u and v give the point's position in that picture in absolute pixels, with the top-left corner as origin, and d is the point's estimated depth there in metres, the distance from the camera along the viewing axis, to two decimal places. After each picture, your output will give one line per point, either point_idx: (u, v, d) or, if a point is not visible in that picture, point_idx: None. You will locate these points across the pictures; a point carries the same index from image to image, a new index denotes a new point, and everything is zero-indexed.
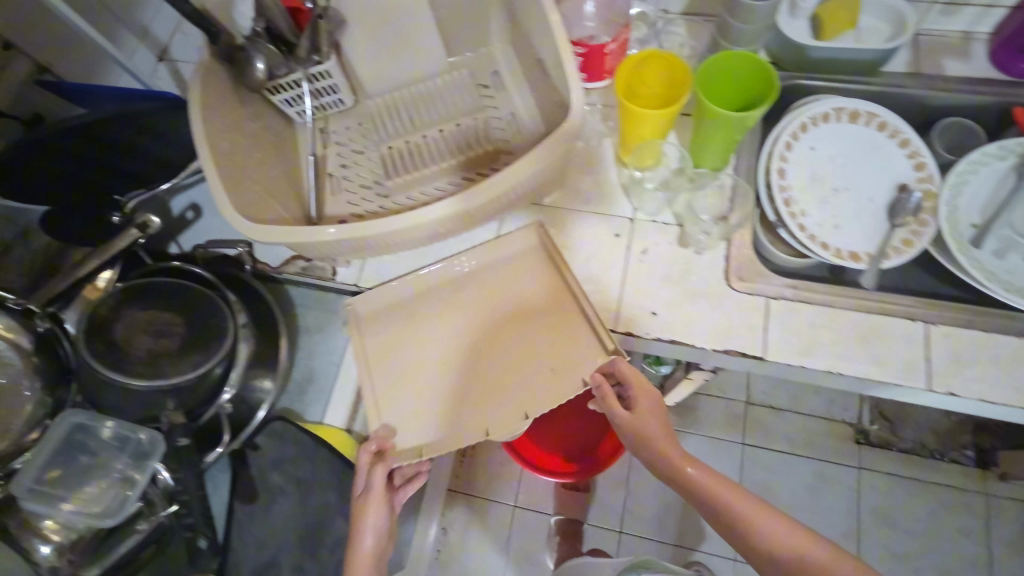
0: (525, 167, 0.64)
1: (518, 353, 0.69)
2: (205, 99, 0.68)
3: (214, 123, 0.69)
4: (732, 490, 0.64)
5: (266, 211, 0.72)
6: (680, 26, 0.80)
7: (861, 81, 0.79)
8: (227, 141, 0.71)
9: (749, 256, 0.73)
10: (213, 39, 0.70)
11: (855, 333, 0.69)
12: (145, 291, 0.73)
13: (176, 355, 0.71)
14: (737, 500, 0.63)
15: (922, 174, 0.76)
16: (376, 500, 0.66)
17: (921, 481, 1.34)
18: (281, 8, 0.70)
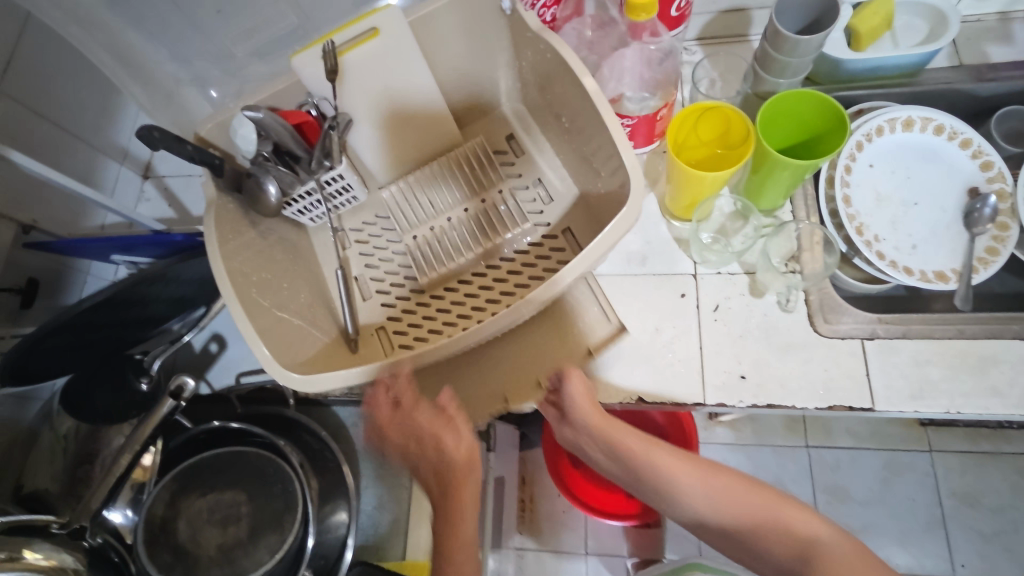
0: (595, 250, 0.56)
1: (537, 340, 0.67)
2: (222, 240, 0.62)
3: (237, 267, 0.62)
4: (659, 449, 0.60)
5: (307, 345, 0.65)
6: (705, 59, 0.75)
7: (903, 83, 0.74)
8: (255, 280, 0.64)
9: (829, 292, 0.68)
10: (218, 173, 0.63)
11: (967, 364, 0.64)
12: (198, 472, 0.68)
13: (249, 543, 0.65)
14: (719, 487, 0.57)
15: (992, 173, 0.71)
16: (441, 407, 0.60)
17: (1005, 454, 1.24)
18: (286, 128, 0.63)
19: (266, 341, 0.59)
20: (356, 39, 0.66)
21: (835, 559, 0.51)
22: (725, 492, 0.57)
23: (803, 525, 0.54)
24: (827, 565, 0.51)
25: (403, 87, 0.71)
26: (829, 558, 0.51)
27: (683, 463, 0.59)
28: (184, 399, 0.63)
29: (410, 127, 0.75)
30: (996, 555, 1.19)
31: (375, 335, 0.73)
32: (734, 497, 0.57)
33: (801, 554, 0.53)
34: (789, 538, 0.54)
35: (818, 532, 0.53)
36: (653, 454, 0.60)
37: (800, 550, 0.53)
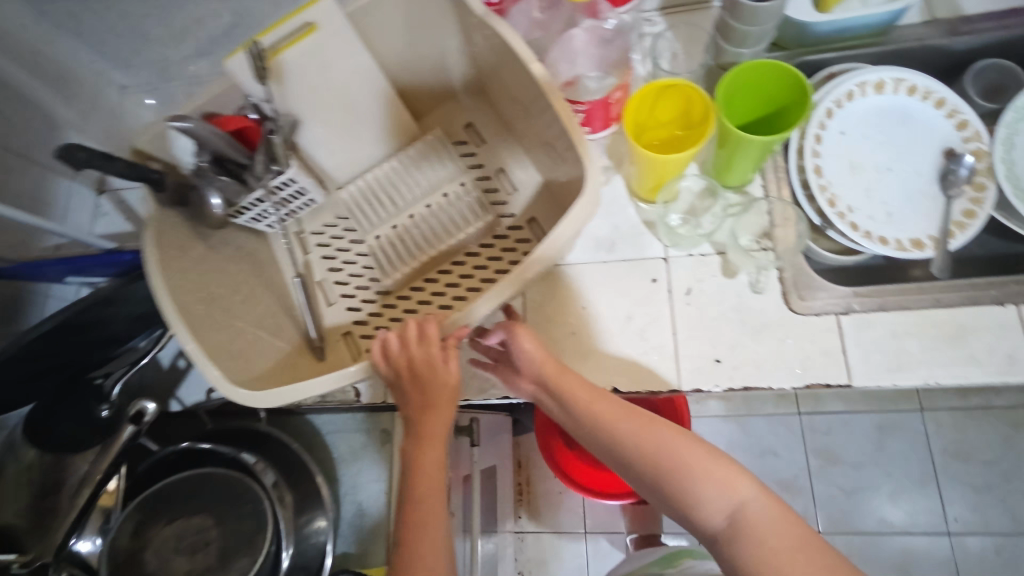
0: (554, 240, 0.55)
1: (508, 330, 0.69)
2: (164, 258, 0.59)
3: (183, 288, 0.60)
4: (604, 399, 0.56)
5: (265, 357, 0.64)
6: (667, 30, 0.71)
7: (872, 43, 0.71)
8: (203, 298, 0.62)
9: (801, 268, 0.66)
10: (159, 187, 0.63)
11: (945, 333, 0.62)
12: (165, 499, 0.66)
13: (219, 568, 0.64)
14: (656, 438, 0.53)
15: (968, 133, 0.69)
16: (430, 349, 0.54)
17: (998, 408, 1.23)
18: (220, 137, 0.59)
19: (219, 360, 0.59)
20: (292, 36, 0.63)
21: (757, 521, 0.48)
22: (658, 442, 0.53)
23: (731, 478, 0.50)
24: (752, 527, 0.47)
25: (351, 80, 0.68)
26: (757, 524, 0.48)
27: (621, 408, 0.56)
28: (145, 424, 0.64)
29: (363, 121, 0.72)
30: (989, 508, 1.19)
31: (342, 341, 0.70)
32: (665, 446, 0.53)
33: (724, 510, 0.49)
34: (719, 499, 0.49)
35: (743, 491, 0.49)
36: (595, 406, 0.56)
37: (727, 515, 0.49)
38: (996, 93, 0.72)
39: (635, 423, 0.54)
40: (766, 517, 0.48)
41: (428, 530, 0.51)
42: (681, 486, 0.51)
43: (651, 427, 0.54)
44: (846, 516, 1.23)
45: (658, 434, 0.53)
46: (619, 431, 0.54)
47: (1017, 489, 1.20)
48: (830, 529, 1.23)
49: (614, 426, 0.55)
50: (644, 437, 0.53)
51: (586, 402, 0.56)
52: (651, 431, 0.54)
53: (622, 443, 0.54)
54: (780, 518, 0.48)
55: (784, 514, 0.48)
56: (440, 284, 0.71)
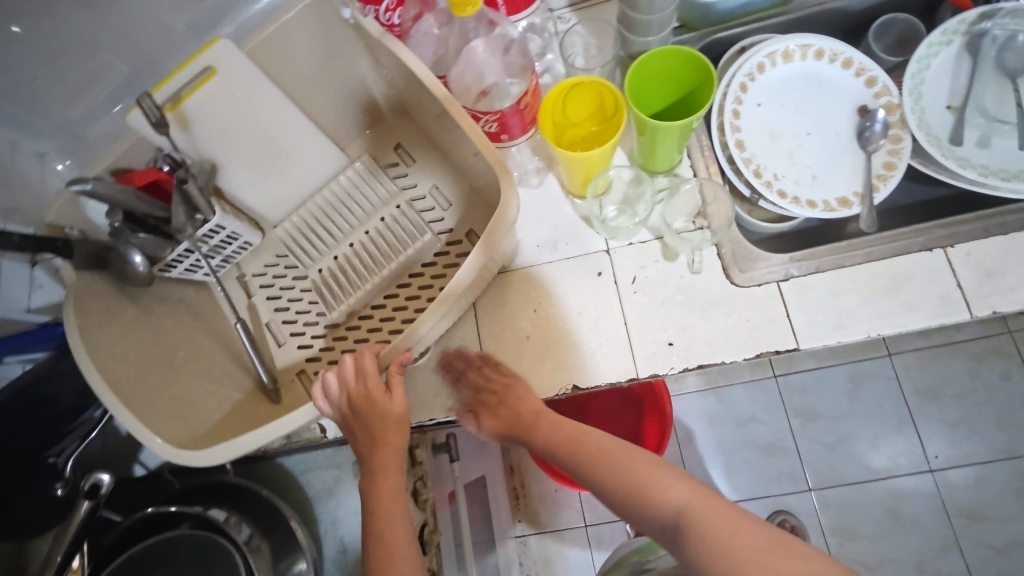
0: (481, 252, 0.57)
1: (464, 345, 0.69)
2: (87, 331, 0.59)
3: (108, 351, 0.60)
4: (557, 422, 0.58)
5: (203, 407, 0.63)
6: (578, 25, 0.72)
7: (775, 14, 0.73)
8: (132, 360, 0.61)
9: (737, 242, 0.67)
10: (67, 254, 0.59)
11: (880, 285, 0.64)
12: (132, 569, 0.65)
13: None
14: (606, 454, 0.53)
15: (878, 89, 0.71)
16: (370, 382, 0.57)
17: (958, 342, 1.27)
18: (132, 194, 0.59)
19: (154, 422, 0.58)
20: (195, 81, 0.64)
21: (698, 518, 0.45)
22: (609, 455, 0.53)
23: (680, 482, 0.49)
24: (696, 527, 0.45)
25: (265, 121, 0.68)
26: (699, 521, 0.45)
27: (581, 430, 0.57)
28: (102, 496, 0.64)
29: (287, 160, 0.72)
30: (964, 440, 1.23)
31: (296, 380, 0.70)
32: (615, 461, 0.52)
33: (670, 513, 0.47)
34: (663, 503, 0.48)
35: (684, 492, 0.48)
36: (550, 429, 0.58)
37: (673, 517, 0.47)
38: (900, 46, 0.74)
39: (583, 440, 0.56)
40: (706, 514, 0.46)
41: (390, 553, 0.55)
42: (631, 492, 0.50)
43: (602, 441, 0.55)
44: (831, 469, 1.26)
45: (606, 446, 0.54)
46: (570, 452, 0.56)
47: (986, 418, 1.24)
48: (817, 484, 1.26)
49: (568, 442, 0.56)
50: (596, 453, 0.54)
51: (542, 427, 0.59)
52: (599, 446, 0.55)
53: (579, 458, 0.55)
54: (723, 515, 0.45)
55: (724, 511, 0.45)
56: (387, 308, 0.71)
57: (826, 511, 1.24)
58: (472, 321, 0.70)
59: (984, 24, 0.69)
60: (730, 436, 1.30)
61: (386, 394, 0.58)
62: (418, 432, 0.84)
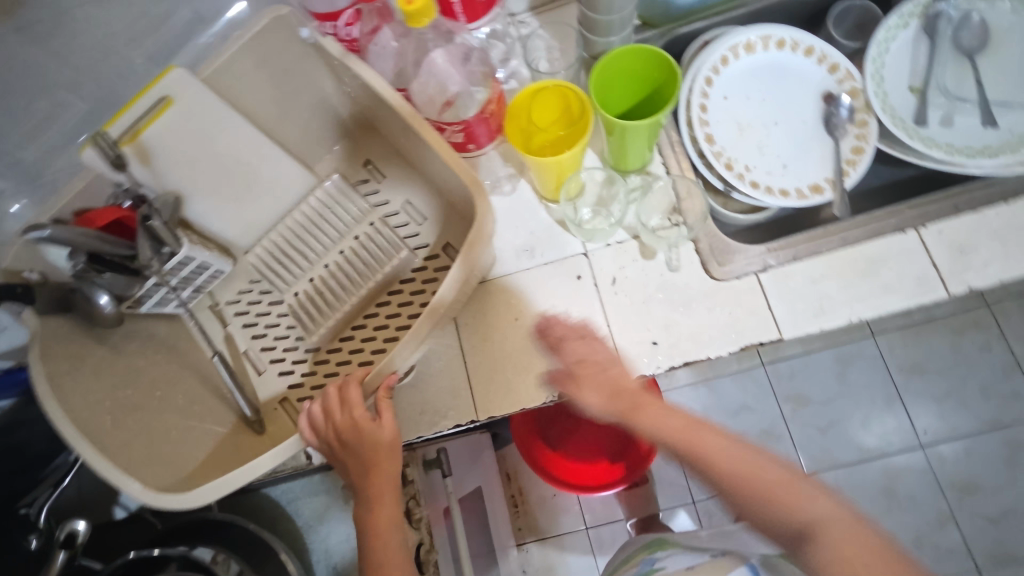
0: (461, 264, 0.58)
1: (448, 359, 0.68)
2: (56, 378, 0.57)
3: (80, 397, 0.58)
4: (673, 418, 0.53)
5: (184, 446, 0.61)
6: (540, 29, 0.72)
7: (733, 6, 0.74)
8: (107, 406, 0.59)
9: (714, 236, 0.67)
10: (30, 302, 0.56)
11: (858, 269, 0.64)
12: None
13: None
14: (727, 466, 0.49)
15: (841, 74, 0.71)
16: (357, 413, 0.56)
17: (939, 317, 1.29)
18: (95, 236, 0.55)
19: (128, 469, 0.57)
20: (150, 113, 0.61)
21: (833, 538, 0.45)
22: (729, 467, 0.49)
23: (812, 501, 0.47)
24: (830, 552, 0.44)
25: (229, 146, 0.66)
26: (833, 543, 0.45)
27: (689, 429, 0.52)
28: (78, 545, 0.63)
29: (254, 184, 0.70)
30: (952, 413, 1.25)
31: (279, 408, 0.68)
32: (746, 476, 0.49)
33: (800, 532, 0.46)
34: (795, 522, 0.47)
35: (816, 508, 0.47)
36: (667, 426, 0.52)
37: (806, 533, 0.46)
38: (859, 31, 0.75)
39: (695, 441, 0.51)
40: (845, 541, 0.45)
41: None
42: (763, 507, 0.48)
43: (721, 447, 0.51)
44: (825, 453, 1.26)
45: (728, 451, 0.50)
46: (690, 451, 0.51)
47: (971, 390, 1.26)
48: (814, 468, 1.26)
49: (691, 442, 0.51)
50: (716, 460, 0.50)
51: (662, 423, 0.53)
52: (719, 452, 0.50)
53: (699, 459, 0.50)
54: (856, 539, 0.45)
55: (857, 536, 0.45)
56: (369, 327, 0.70)
57: None
58: (454, 334, 0.69)
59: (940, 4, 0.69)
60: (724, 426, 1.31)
61: (375, 423, 0.56)
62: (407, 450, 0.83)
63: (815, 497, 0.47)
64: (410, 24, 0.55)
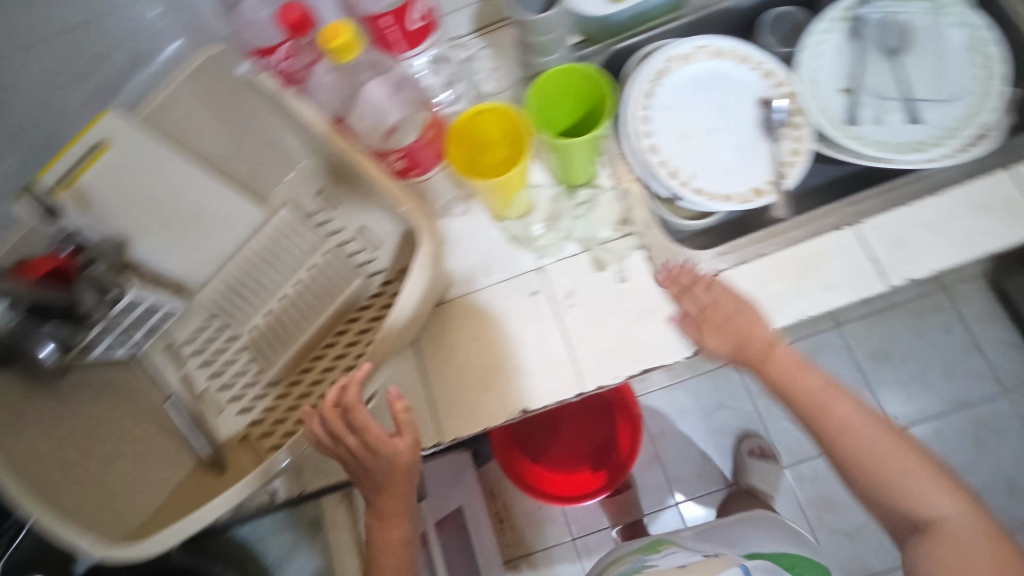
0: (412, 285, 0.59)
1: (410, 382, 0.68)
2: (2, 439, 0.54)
3: (29, 456, 0.55)
4: (818, 377, 0.62)
5: (149, 496, 0.61)
6: (484, 51, 0.73)
7: (667, 21, 0.76)
8: (57, 462, 0.57)
9: (663, 244, 0.68)
10: None
11: (801, 268, 0.66)
12: None
13: None
14: (857, 432, 0.61)
15: (775, 80, 0.73)
16: (369, 433, 0.56)
17: (900, 303, 1.33)
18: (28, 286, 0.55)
19: (86, 527, 0.55)
20: (85, 160, 0.60)
21: (953, 528, 0.57)
22: (857, 434, 0.61)
23: (897, 471, 0.59)
24: (944, 540, 0.57)
25: (171, 183, 0.65)
26: (954, 535, 0.57)
27: (830, 392, 0.62)
28: None
29: (201, 219, 0.69)
30: (918, 396, 1.28)
31: (240, 447, 0.67)
32: (852, 441, 0.60)
33: (941, 508, 0.58)
34: (926, 506, 0.58)
35: (952, 505, 0.58)
36: (812, 390, 0.62)
37: (938, 513, 0.58)
38: (790, 37, 0.77)
39: (839, 406, 0.61)
40: (963, 529, 0.57)
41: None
42: (885, 487, 0.60)
43: (858, 420, 0.61)
44: (801, 444, 1.29)
45: (852, 421, 0.61)
46: (816, 414, 0.61)
47: (935, 372, 1.29)
48: (791, 460, 1.29)
49: (825, 413, 0.61)
50: (848, 427, 0.61)
51: (805, 384, 0.62)
52: (844, 416, 0.61)
53: (839, 425, 0.61)
54: (978, 526, 0.57)
55: (979, 532, 0.57)
56: (329, 357, 0.69)
57: (803, 486, 1.27)
58: (414, 357, 0.69)
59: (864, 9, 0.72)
60: (701, 425, 1.33)
61: (387, 441, 0.56)
62: None
63: (907, 463, 0.60)
64: (342, 61, 0.54)
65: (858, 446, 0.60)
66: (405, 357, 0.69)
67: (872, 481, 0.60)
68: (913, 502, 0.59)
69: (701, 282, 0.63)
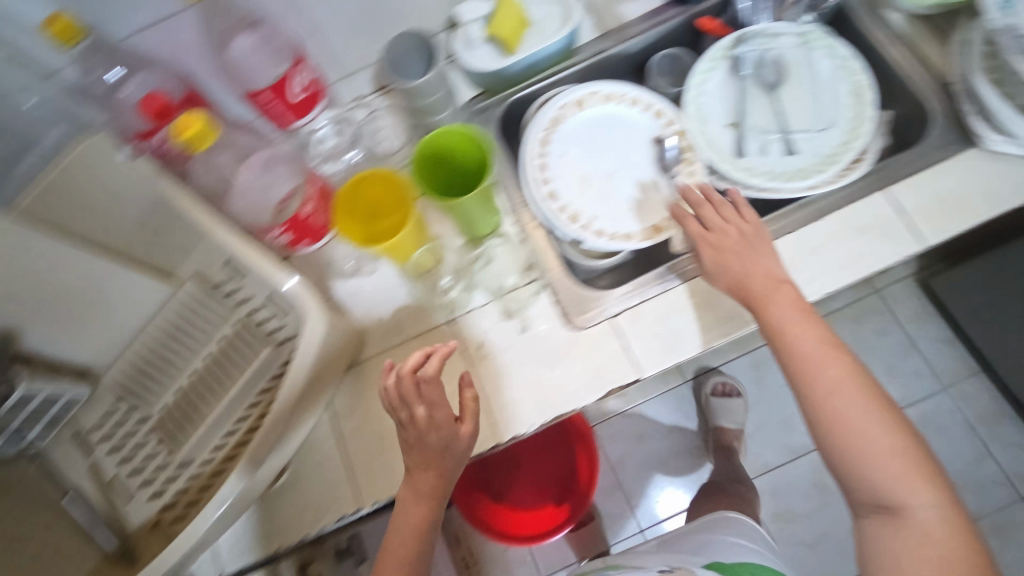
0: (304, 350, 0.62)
1: (327, 447, 0.68)
2: None
3: None
4: (816, 336, 0.59)
5: None
6: (386, 106, 0.77)
7: (562, 69, 0.79)
8: None
9: (568, 286, 0.70)
10: None
11: (699, 301, 0.67)
12: None
13: None
14: (844, 399, 0.56)
15: (665, 119, 0.76)
16: (437, 404, 0.58)
17: (836, 309, 1.37)
18: None
19: None
20: None
21: (925, 524, 0.52)
22: (841, 406, 0.56)
23: (884, 451, 0.54)
24: (913, 532, 0.52)
25: (55, 271, 0.62)
26: (922, 529, 0.52)
27: (821, 354, 0.58)
28: None
29: (98, 303, 0.67)
30: None
31: (151, 535, 0.64)
32: (835, 406, 0.56)
33: (917, 500, 0.53)
34: (896, 494, 0.53)
35: (934, 504, 0.53)
36: (805, 348, 0.58)
37: (911, 504, 0.53)
38: (679, 77, 0.81)
39: (832, 371, 0.57)
40: (938, 529, 0.52)
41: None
42: (858, 467, 0.55)
43: (851, 385, 0.56)
44: (756, 458, 1.30)
45: (843, 387, 0.56)
46: (805, 370, 0.58)
47: (876, 374, 1.33)
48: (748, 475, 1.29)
49: (816, 371, 0.57)
50: (834, 396, 0.56)
51: (802, 338, 0.59)
52: (837, 382, 0.57)
53: (826, 386, 0.57)
54: (957, 534, 0.52)
55: (956, 538, 0.52)
56: (240, 432, 0.66)
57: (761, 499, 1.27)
58: (330, 422, 0.69)
59: (738, 49, 0.76)
60: (659, 446, 1.34)
61: (445, 420, 0.58)
62: (314, 546, 0.83)
63: (896, 446, 0.54)
64: (199, 148, 0.58)
65: (843, 413, 0.56)
66: (321, 423, 0.69)
67: (844, 455, 0.55)
68: (889, 486, 0.53)
69: (717, 206, 0.67)
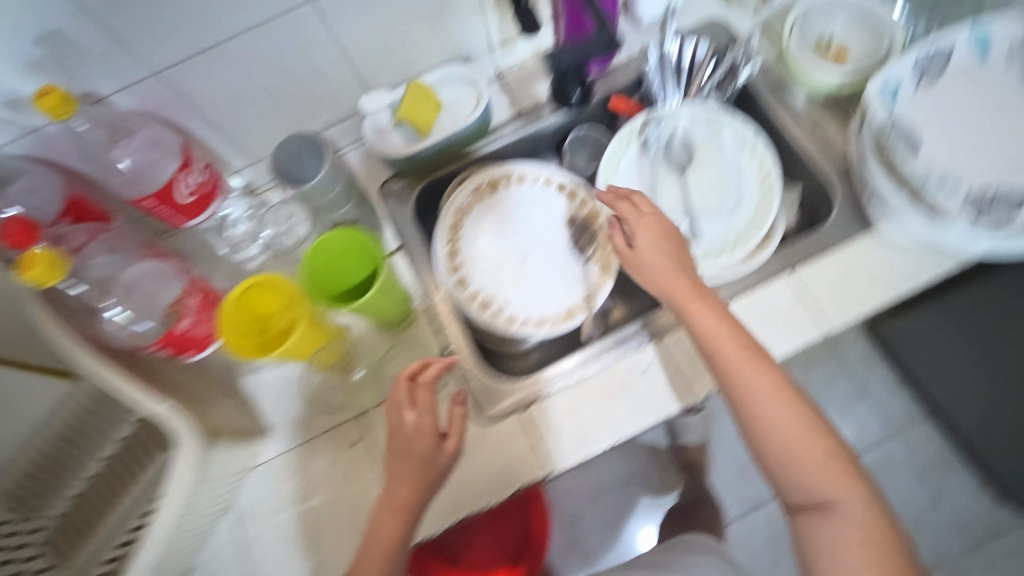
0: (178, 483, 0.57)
1: (228, 554, 0.65)
2: None
3: None
4: (742, 338, 0.57)
5: None
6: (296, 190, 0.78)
7: (476, 150, 0.79)
8: None
9: (479, 377, 0.69)
10: None
11: (608, 391, 0.66)
12: None
13: None
14: (770, 403, 0.55)
15: (580, 199, 0.76)
16: (429, 412, 0.58)
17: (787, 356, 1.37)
18: None
19: None
20: None
21: (850, 515, 0.52)
22: (769, 409, 0.55)
23: (809, 451, 0.54)
24: (841, 526, 0.52)
25: None
26: (849, 520, 0.52)
27: (745, 357, 0.56)
28: None
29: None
30: None
31: None
32: (766, 409, 0.55)
33: (842, 492, 0.53)
34: (823, 489, 0.53)
35: (855, 495, 0.53)
36: (730, 350, 0.56)
37: (836, 497, 0.53)
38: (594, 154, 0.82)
39: (761, 373, 0.56)
40: (864, 519, 0.52)
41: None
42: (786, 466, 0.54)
43: (778, 389, 0.55)
44: None
45: (770, 389, 0.55)
46: (735, 373, 0.56)
47: None
48: None
49: (747, 375, 0.56)
50: (760, 400, 0.55)
51: (728, 341, 0.57)
52: (764, 385, 0.55)
53: (755, 390, 0.55)
54: (881, 524, 0.52)
55: (881, 527, 0.52)
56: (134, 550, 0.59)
57: None
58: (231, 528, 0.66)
59: (647, 131, 0.77)
60: None
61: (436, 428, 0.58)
62: None
63: (819, 444, 0.54)
64: (43, 284, 0.53)
65: (768, 418, 0.55)
66: (222, 529, 0.66)
67: (778, 459, 0.55)
68: (820, 482, 0.53)
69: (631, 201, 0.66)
